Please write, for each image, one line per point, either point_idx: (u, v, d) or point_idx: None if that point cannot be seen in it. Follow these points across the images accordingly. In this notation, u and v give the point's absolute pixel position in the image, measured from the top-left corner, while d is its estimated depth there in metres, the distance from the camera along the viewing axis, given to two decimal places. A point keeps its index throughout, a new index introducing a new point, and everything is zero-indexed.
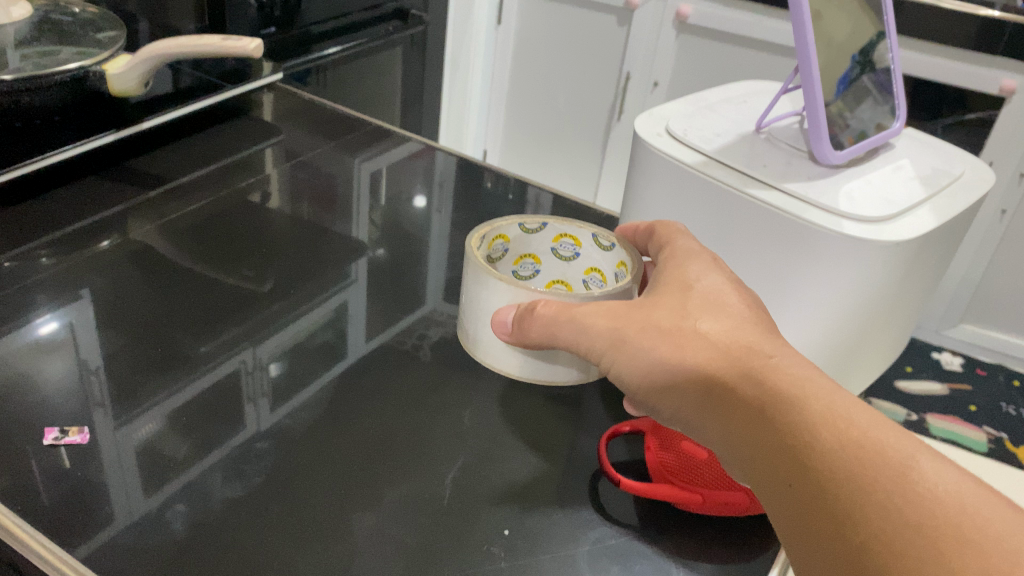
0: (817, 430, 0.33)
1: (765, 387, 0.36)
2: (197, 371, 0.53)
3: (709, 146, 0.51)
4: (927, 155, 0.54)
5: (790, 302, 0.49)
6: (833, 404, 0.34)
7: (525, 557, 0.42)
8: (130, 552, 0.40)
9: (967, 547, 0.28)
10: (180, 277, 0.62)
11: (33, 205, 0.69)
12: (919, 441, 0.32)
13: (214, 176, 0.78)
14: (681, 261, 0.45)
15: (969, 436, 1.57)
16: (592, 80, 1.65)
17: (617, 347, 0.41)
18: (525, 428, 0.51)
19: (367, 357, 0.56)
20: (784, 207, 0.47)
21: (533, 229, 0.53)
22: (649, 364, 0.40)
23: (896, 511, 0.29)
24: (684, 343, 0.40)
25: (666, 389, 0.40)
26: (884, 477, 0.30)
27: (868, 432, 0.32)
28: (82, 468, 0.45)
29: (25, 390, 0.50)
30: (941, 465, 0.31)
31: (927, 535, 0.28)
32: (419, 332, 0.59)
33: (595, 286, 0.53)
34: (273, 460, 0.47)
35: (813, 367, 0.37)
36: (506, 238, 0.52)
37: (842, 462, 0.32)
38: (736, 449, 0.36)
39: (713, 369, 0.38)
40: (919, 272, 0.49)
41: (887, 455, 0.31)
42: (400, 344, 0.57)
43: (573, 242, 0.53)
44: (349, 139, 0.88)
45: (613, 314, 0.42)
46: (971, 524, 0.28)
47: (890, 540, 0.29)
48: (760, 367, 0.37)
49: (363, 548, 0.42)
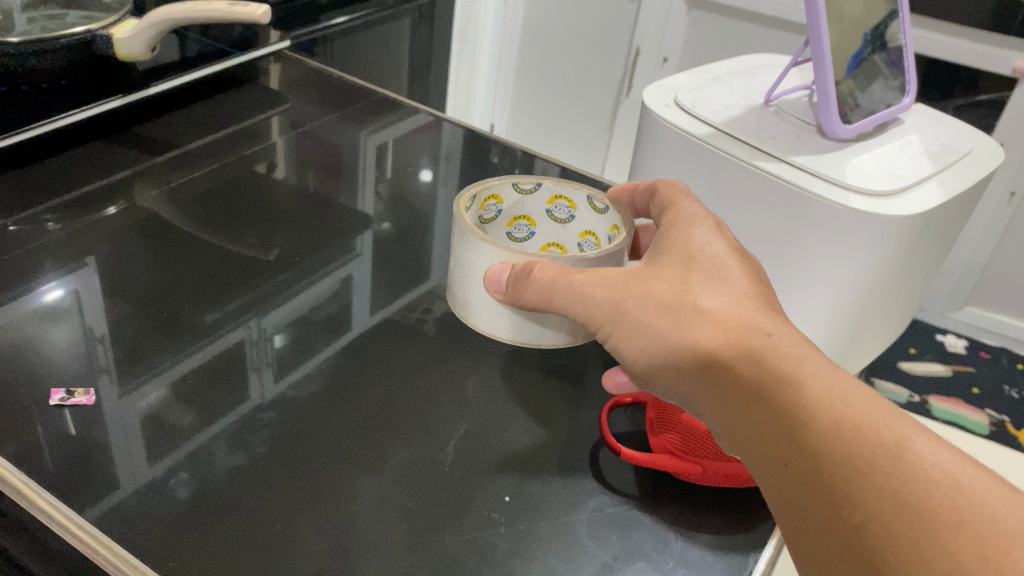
0: (815, 412, 0.33)
1: (763, 367, 0.36)
2: (204, 341, 0.53)
3: (717, 118, 0.51)
4: (935, 131, 0.54)
5: (793, 277, 0.49)
6: (829, 380, 0.34)
7: (525, 523, 0.43)
8: (134, 517, 0.41)
9: (965, 530, 0.28)
10: (186, 245, 0.63)
11: (37, 168, 0.69)
12: (913, 422, 0.32)
13: (221, 145, 0.78)
14: (681, 229, 0.44)
15: (971, 418, 1.57)
16: (602, 55, 1.64)
17: (615, 320, 0.41)
18: (527, 399, 0.51)
19: (373, 329, 0.56)
20: (790, 179, 0.47)
21: (527, 189, 0.51)
22: (647, 341, 0.40)
23: (892, 494, 0.30)
24: (681, 318, 0.39)
25: (666, 366, 0.39)
26: (882, 459, 0.31)
27: (864, 414, 0.32)
28: (87, 432, 0.45)
29: (33, 356, 0.50)
30: (935, 445, 0.31)
31: (926, 517, 0.29)
32: (423, 307, 0.59)
33: (590, 249, 0.52)
34: (276, 429, 0.47)
35: (809, 344, 0.37)
36: (499, 199, 0.51)
37: (839, 445, 0.32)
38: (733, 428, 0.36)
39: (712, 348, 0.38)
40: (923, 250, 0.49)
41: (882, 435, 0.31)
42: (404, 318, 0.58)
43: (568, 205, 0.52)
44: (355, 109, 0.87)
45: (610, 284, 0.41)
46: (969, 506, 0.29)
47: (888, 523, 0.29)
48: (759, 346, 0.36)
49: (367, 512, 0.42)
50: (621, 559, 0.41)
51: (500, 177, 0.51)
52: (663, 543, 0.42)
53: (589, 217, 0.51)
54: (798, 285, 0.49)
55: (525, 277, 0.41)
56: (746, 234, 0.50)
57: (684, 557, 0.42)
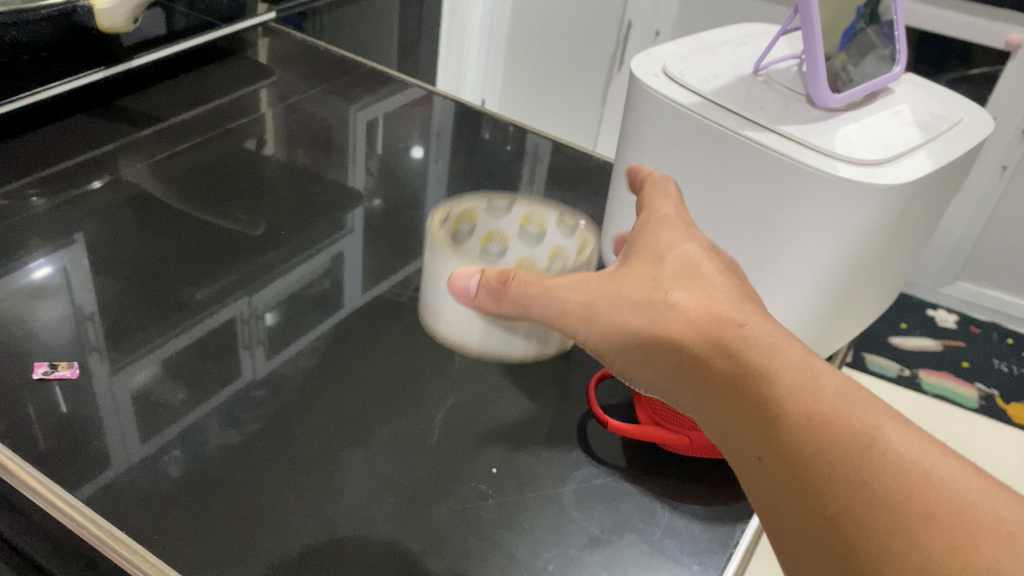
0: (785, 402, 0.32)
1: (732, 361, 0.35)
2: (195, 318, 0.53)
3: (705, 86, 0.47)
4: (926, 97, 0.50)
5: (769, 256, 0.46)
6: (803, 374, 0.33)
7: (512, 495, 0.42)
8: (124, 498, 0.40)
9: (936, 524, 0.27)
10: (174, 220, 0.62)
11: (19, 143, 0.69)
12: (886, 411, 0.31)
13: (209, 119, 0.77)
14: (655, 225, 0.42)
15: (962, 392, 1.55)
16: (595, 29, 1.63)
17: (589, 321, 0.40)
18: (515, 371, 0.51)
19: (365, 306, 0.55)
20: (777, 148, 0.43)
21: (499, 212, 0.52)
22: (620, 338, 0.39)
23: (863, 486, 0.28)
24: (653, 314, 0.38)
25: (642, 361, 0.39)
26: (852, 451, 0.29)
27: (835, 405, 0.31)
28: (76, 409, 0.45)
29: (22, 334, 0.49)
30: (906, 433, 0.29)
31: (893, 509, 0.27)
32: (415, 285, 0.58)
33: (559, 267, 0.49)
34: (271, 406, 0.46)
35: (782, 334, 0.35)
36: (472, 220, 0.51)
37: (809, 437, 0.30)
38: (707, 423, 0.35)
39: (682, 342, 0.37)
40: (912, 223, 0.46)
41: (853, 426, 0.30)
42: (396, 296, 0.57)
43: (539, 228, 0.51)
44: (343, 81, 0.87)
45: (584, 287, 0.41)
46: (941, 498, 0.27)
47: (859, 516, 0.28)
48: (730, 341, 0.35)
49: (352, 482, 0.42)
50: (610, 530, 0.41)
51: (472, 200, 0.52)
52: (650, 514, 0.42)
53: (556, 238, 0.51)
54: (773, 266, 0.46)
55: (499, 288, 0.42)
56: (716, 215, 0.48)
57: (671, 528, 0.42)
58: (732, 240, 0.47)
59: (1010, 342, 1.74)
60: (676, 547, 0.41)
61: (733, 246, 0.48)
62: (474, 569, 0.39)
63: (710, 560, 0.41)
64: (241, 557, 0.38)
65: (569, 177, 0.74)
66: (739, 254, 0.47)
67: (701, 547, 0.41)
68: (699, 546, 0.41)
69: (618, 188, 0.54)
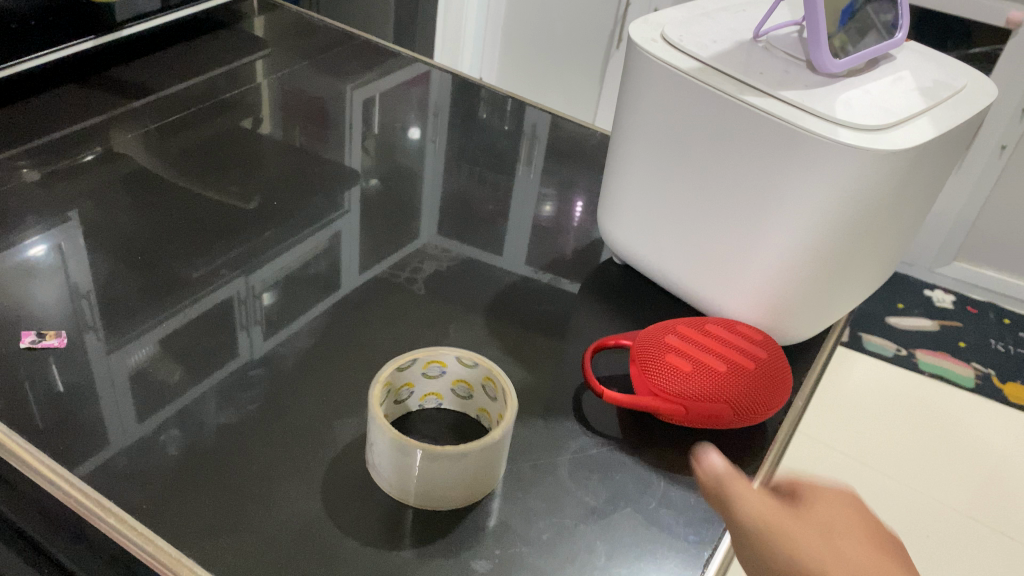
0: None
1: None
2: (192, 297, 0.52)
3: (705, 52, 0.46)
4: (927, 63, 0.49)
5: (766, 218, 0.45)
6: None
7: (507, 465, 0.42)
8: (115, 470, 0.40)
9: None
10: (166, 193, 0.61)
11: (7, 113, 0.68)
12: None
13: (203, 91, 0.76)
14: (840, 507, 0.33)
15: (957, 371, 1.57)
16: (594, 7, 1.62)
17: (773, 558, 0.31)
18: (511, 344, 0.51)
19: (362, 288, 0.55)
20: (777, 113, 0.42)
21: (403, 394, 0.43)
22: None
23: None
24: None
25: None
26: None
27: None
28: (67, 380, 0.44)
29: (12, 305, 0.49)
30: None
31: None
32: (413, 265, 0.58)
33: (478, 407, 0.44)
34: (265, 387, 0.46)
35: None
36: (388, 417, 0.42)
37: None
38: None
39: None
40: (914, 191, 0.45)
41: None
42: (393, 277, 0.56)
43: (438, 364, 0.42)
44: (338, 52, 0.86)
45: (774, 513, 0.32)
46: None
47: None
48: None
49: (346, 453, 0.42)
50: (605, 500, 0.41)
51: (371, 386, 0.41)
52: (646, 484, 0.42)
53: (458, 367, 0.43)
54: (771, 228, 0.45)
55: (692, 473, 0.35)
56: (713, 176, 0.47)
57: (667, 499, 0.42)
58: (731, 205, 0.47)
59: (1006, 322, 1.74)
60: (671, 517, 0.41)
61: (730, 208, 0.47)
62: (469, 539, 0.38)
63: (705, 530, 0.40)
64: (233, 526, 0.38)
65: (567, 152, 0.73)
66: (736, 216, 0.47)
67: (697, 517, 0.41)
68: (695, 517, 0.41)
69: (614, 157, 0.54)
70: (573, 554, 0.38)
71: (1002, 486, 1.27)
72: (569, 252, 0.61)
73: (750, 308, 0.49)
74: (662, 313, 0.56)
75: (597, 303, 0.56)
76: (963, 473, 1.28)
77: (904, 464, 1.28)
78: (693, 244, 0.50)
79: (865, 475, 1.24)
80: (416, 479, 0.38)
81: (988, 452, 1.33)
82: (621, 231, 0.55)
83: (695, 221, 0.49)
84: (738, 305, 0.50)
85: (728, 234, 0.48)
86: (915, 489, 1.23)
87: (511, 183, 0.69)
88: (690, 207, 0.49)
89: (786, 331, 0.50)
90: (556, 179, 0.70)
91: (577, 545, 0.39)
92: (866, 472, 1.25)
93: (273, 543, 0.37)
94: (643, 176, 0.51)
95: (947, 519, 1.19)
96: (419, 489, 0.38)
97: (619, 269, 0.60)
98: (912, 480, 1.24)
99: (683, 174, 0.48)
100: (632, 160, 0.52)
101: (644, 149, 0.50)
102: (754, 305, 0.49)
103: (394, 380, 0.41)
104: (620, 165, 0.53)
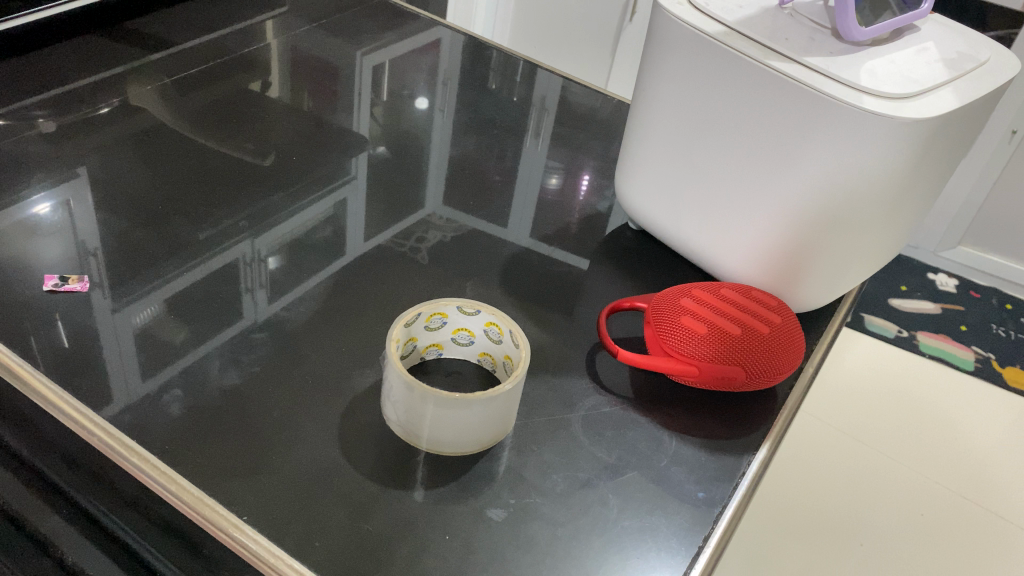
0: None
1: None
2: (204, 255, 0.52)
3: (731, 16, 0.46)
4: (951, 35, 0.48)
5: (785, 183, 0.46)
6: None
7: (520, 418, 0.43)
8: (130, 414, 0.40)
9: None
10: (178, 151, 0.61)
11: (21, 63, 0.67)
12: None
13: (216, 47, 0.75)
14: None
15: (958, 354, 1.56)
16: None
17: None
18: (525, 305, 0.51)
19: (366, 254, 0.54)
20: (800, 79, 0.42)
21: (409, 349, 0.43)
22: None
23: None
24: None
25: None
26: None
27: None
28: (82, 327, 0.45)
29: (22, 256, 0.49)
30: None
31: None
32: (417, 235, 0.57)
33: (475, 353, 0.45)
34: (269, 349, 0.45)
35: None
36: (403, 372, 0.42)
37: None
38: None
39: None
40: (933, 161, 0.45)
41: None
42: (398, 247, 0.55)
43: (441, 316, 0.43)
44: (356, 11, 0.85)
45: None
46: None
47: None
48: None
49: (364, 403, 0.43)
50: (618, 457, 0.42)
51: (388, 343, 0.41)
52: (657, 442, 0.43)
53: (461, 317, 0.43)
54: (788, 190, 0.46)
55: None
56: (735, 143, 0.47)
57: (678, 456, 0.42)
58: (751, 168, 0.47)
59: (1009, 308, 1.75)
60: (683, 475, 0.41)
61: (749, 174, 0.47)
62: (483, 488, 0.39)
63: (715, 488, 0.41)
64: (251, 469, 0.38)
65: (582, 122, 0.74)
66: (755, 182, 0.47)
67: (708, 475, 0.42)
68: (706, 474, 0.42)
69: (635, 121, 0.54)
70: (586, 506, 0.39)
71: (998, 468, 1.28)
72: (576, 221, 0.61)
73: (766, 273, 0.50)
74: (675, 277, 0.56)
75: (611, 269, 0.56)
76: (960, 454, 1.30)
77: (903, 443, 1.29)
78: (709, 208, 0.50)
79: (863, 453, 1.25)
80: (428, 424, 0.39)
81: (984, 436, 1.34)
82: (639, 195, 0.55)
83: (715, 187, 0.49)
84: (753, 270, 0.50)
85: (745, 197, 0.48)
86: (913, 470, 1.24)
87: (526, 150, 0.69)
88: (709, 173, 0.49)
89: (799, 296, 0.51)
90: (570, 147, 0.70)
91: (590, 498, 0.39)
92: (864, 451, 1.26)
93: (292, 485, 0.38)
94: (663, 141, 0.51)
95: (945, 500, 1.20)
96: (428, 436, 0.39)
97: (632, 234, 0.60)
98: (910, 459, 1.26)
99: (704, 140, 0.49)
100: (653, 125, 0.52)
101: (666, 114, 0.51)
102: (769, 271, 0.50)
103: (403, 337, 0.41)
104: (641, 130, 0.53)
